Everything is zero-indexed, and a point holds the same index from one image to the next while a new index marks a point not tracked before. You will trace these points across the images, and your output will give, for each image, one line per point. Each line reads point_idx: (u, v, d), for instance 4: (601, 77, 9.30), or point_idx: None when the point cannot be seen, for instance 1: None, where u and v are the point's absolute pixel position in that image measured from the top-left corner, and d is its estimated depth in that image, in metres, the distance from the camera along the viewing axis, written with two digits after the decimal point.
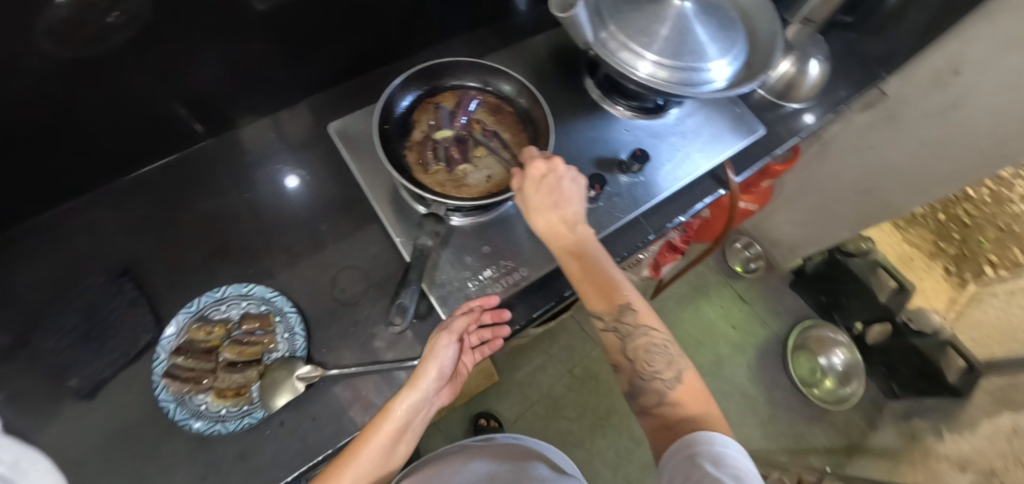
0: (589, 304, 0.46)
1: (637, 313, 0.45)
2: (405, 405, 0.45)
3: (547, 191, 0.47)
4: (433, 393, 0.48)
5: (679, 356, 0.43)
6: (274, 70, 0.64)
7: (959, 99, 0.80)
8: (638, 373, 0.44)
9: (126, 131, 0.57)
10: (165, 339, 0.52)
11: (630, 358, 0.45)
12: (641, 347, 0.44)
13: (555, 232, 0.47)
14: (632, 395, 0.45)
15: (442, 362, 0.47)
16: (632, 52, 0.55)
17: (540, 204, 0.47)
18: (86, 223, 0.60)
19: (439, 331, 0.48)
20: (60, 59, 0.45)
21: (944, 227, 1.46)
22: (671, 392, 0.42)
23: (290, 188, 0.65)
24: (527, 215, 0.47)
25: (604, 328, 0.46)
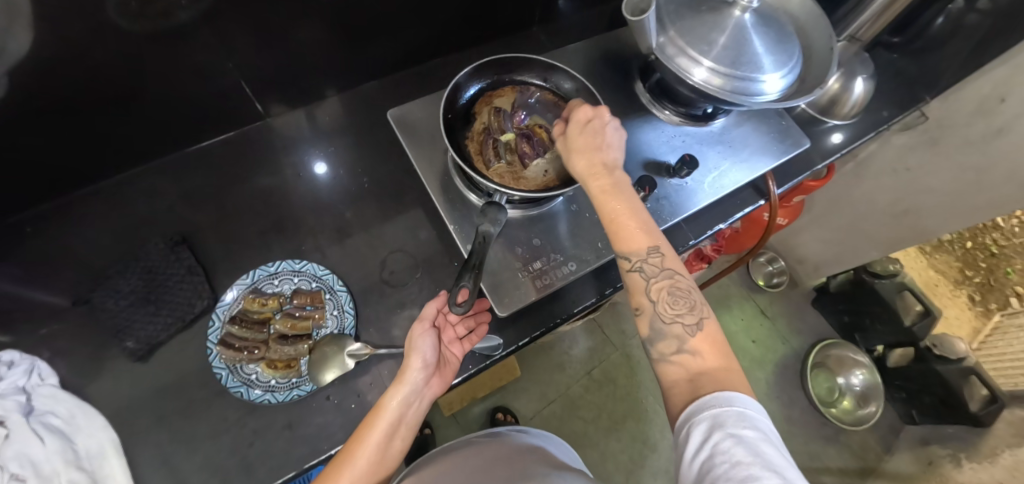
0: (618, 243, 0.44)
1: (665, 257, 0.43)
2: (397, 400, 0.43)
3: (590, 134, 0.47)
4: (422, 383, 0.45)
5: (701, 303, 0.43)
6: (335, 55, 0.66)
7: (1005, 127, 0.80)
8: (658, 316, 0.43)
9: (191, 105, 0.60)
10: (221, 308, 0.54)
11: (654, 300, 0.43)
12: (664, 289, 0.43)
13: (593, 170, 0.46)
14: (649, 341, 0.43)
15: (424, 353, 0.45)
16: (690, 58, 0.56)
17: (581, 146, 0.47)
18: (146, 191, 0.62)
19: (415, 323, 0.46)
20: (132, 31, 0.48)
21: (971, 255, 1.51)
22: (690, 340, 0.41)
23: (315, 175, 0.66)
24: (568, 156, 0.47)
25: (630, 267, 0.44)
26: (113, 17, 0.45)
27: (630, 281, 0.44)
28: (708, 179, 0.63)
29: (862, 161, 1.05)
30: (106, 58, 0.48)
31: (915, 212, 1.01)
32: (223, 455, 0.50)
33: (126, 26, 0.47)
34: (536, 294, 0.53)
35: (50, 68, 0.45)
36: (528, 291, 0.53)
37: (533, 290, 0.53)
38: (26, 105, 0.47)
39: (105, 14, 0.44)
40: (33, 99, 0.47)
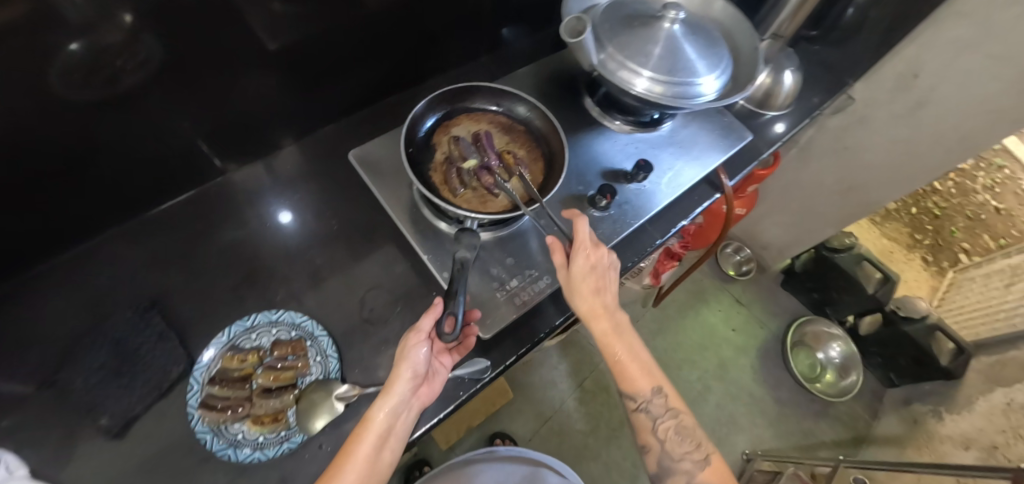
0: (624, 386, 0.52)
1: (667, 396, 0.51)
2: (385, 410, 0.43)
3: (595, 280, 0.51)
4: (411, 393, 0.45)
5: (706, 440, 0.50)
6: (290, 103, 0.67)
7: (923, 99, 0.87)
8: (666, 454, 0.50)
9: (151, 169, 0.60)
10: (198, 371, 0.52)
11: (660, 437, 0.50)
12: (670, 428, 0.50)
13: (598, 315, 0.51)
14: (659, 473, 0.50)
15: (416, 363, 0.45)
16: (630, 70, 0.60)
17: (586, 292, 0.51)
18: (108, 260, 0.61)
19: (409, 333, 0.46)
20: (80, 104, 0.47)
21: (917, 220, 1.65)
22: (698, 476, 0.48)
23: (286, 225, 0.66)
24: (571, 298, 0.51)
25: (636, 407, 0.51)
26: (59, 91, 0.45)
27: (638, 421, 0.51)
28: (665, 180, 0.66)
29: (804, 145, 1.12)
30: (56, 132, 0.48)
31: (859, 187, 1.08)
32: None
33: (74, 98, 0.47)
34: (517, 312, 0.53)
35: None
36: (508, 310, 0.53)
37: (513, 308, 0.54)
38: None
39: (51, 89, 0.44)
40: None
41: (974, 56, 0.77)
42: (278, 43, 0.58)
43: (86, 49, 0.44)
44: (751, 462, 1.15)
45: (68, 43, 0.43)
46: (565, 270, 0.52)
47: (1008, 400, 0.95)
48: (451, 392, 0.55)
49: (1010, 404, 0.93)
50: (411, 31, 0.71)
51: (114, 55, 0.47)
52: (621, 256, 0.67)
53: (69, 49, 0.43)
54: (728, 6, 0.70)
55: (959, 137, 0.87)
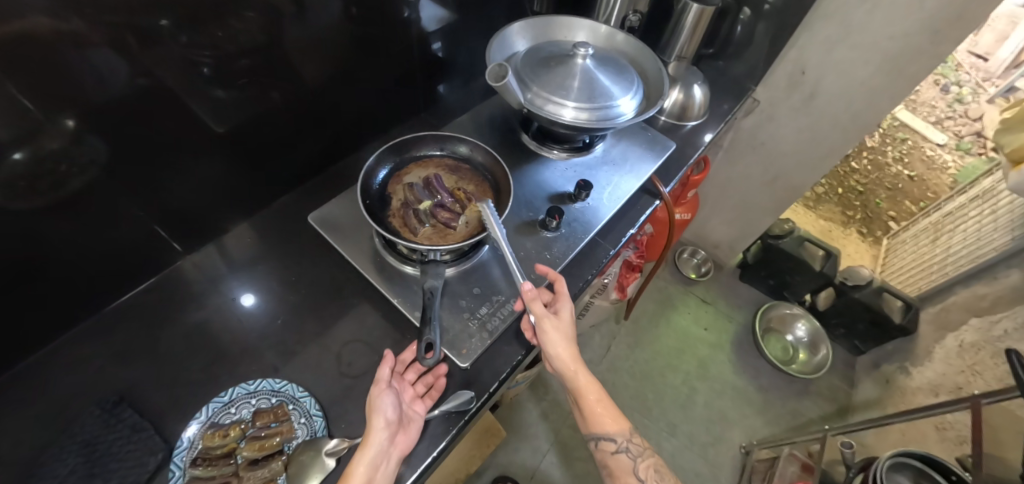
0: (602, 430, 0.59)
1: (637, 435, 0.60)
2: (364, 463, 0.46)
3: (565, 331, 0.58)
4: (387, 443, 0.48)
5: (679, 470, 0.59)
6: (244, 179, 0.70)
7: (814, 91, 1.01)
8: None
9: (109, 262, 0.60)
10: (179, 455, 0.51)
11: (641, 476, 0.57)
12: (648, 464, 0.58)
13: (574, 364, 0.58)
14: None
15: (385, 411, 0.49)
16: (556, 103, 0.67)
17: (563, 339, 0.57)
18: (68, 363, 0.60)
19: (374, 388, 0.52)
20: (28, 212, 0.49)
21: (845, 198, 1.82)
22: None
23: (247, 305, 0.66)
24: (554, 344, 0.57)
25: (615, 449, 0.58)
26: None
27: (619, 462, 0.58)
28: (606, 195, 0.72)
29: (728, 147, 1.24)
30: (9, 241, 0.49)
31: (782, 177, 1.19)
32: None
33: (19, 206, 0.48)
34: (491, 337, 0.56)
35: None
36: (482, 337, 0.56)
37: (487, 333, 0.56)
38: None
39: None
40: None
41: (844, 49, 0.92)
42: (224, 127, 0.62)
43: (28, 158, 0.46)
44: (750, 453, 1.17)
45: (11, 153, 0.45)
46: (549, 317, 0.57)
47: (959, 342, 1.03)
48: (442, 429, 0.54)
49: (961, 346, 1.02)
50: (352, 99, 0.77)
51: (57, 162, 0.49)
52: (579, 271, 0.70)
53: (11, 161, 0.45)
54: (630, 38, 0.80)
55: (850, 118, 1.00)
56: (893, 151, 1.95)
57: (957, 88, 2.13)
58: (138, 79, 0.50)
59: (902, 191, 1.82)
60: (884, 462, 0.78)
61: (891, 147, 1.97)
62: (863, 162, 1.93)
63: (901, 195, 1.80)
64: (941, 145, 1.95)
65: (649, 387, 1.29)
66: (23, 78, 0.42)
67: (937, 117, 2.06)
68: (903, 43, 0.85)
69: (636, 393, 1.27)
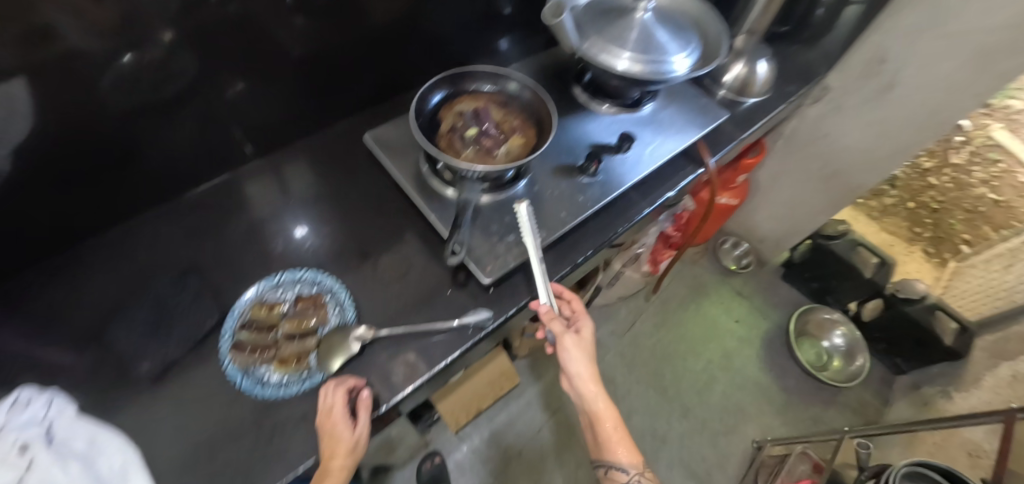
0: (618, 458, 0.60)
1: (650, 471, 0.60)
2: None
3: (586, 351, 0.61)
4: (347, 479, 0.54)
5: None
6: (312, 100, 0.76)
7: (893, 82, 0.94)
8: None
9: (191, 153, 0.69)
10: (230, 321, 0.59)
11: None
12: None
13: (593, 385, 0.60)
14: None
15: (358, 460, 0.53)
16: (611, 54, 0.68)
17: (585, 358, 0.60)
18: (151, 234, 0.69)
19: (348, 444, 0.51)
20: (127, 107, 0.57)
21: (916, 214, 1.69)
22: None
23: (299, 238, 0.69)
24: (565, 356, 0.60)
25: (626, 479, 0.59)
26: (103, 95, 0.53)
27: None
28: (647, 152, 0.72)
29: (788, 137, 1.18)
30: (112, 125, 0.57)
31: (842, 173, 1.14)
32: (242, 458, 0.52)
33: (120, 103, 0.56)
34: (517, 260, 0.59)
35: (66, 130, 0.53)
36: (507, 259, 0.59)
37: (513, 257, 0.60)
38: (47, 162, 0.54)
39: (97, 90, 0.52)
40: (46, 160, 0.54)
41: (932, 39, 0.85)
42: (302, 51, 0.67)
43: (133, 63, 0.53)
44: (762, 448, 1.15)
45: (120, 58, 0.51)
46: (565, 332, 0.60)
47: (1012, 372, 0.96)
48: (460, 340, 0.60)
49: (1014, 375, 0.95)
50: (416, 40, 0.81)
51: (154, 69, 0.55)
52: (611, 222, 0.71)
53: (118, 63, 0.52)
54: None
55: (928, 115, 0.93)
56: None
57: None
58: (230, 6, 0.55)
59: None
60: (900, 469, 0.77)
61: None
62: None
63: None
64: None
65: (668, 367, 1.29)
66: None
67: None
68: (1001, 36, 0.77)
69: (654, 370, 1.28)
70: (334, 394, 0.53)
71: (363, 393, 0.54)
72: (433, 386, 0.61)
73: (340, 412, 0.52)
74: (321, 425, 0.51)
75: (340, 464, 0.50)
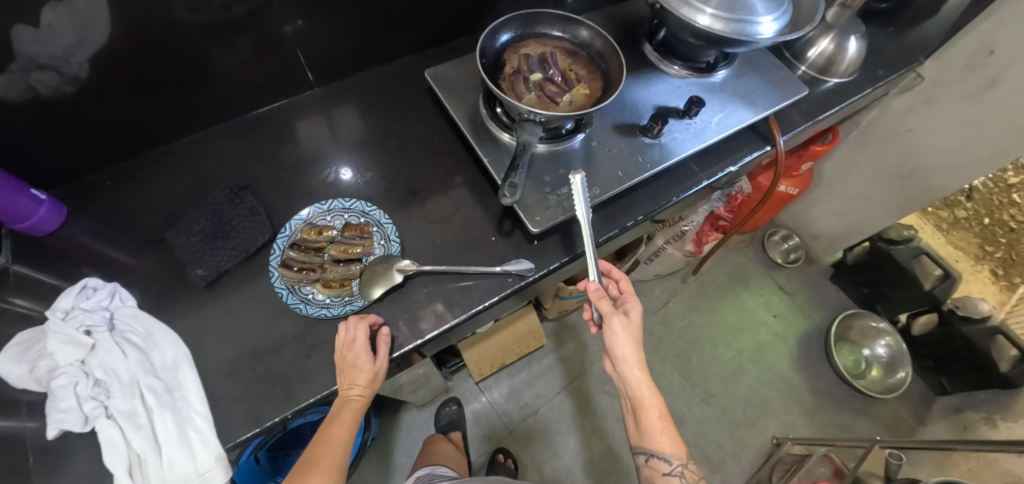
0: (661, 447, 0.55)
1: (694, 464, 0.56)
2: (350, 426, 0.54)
3: (634, 334, 0.56)
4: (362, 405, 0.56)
5: None
6: (374, 34, 0.74)
7: (998, 77, 0.85)
8: None
9: (254, 75, 0.69)
10: (281, 239, 0.60)
11: None
12: None
13: (639, 371, 0.55)
14: None
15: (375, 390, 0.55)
16: (692, 8, 0.63)
17: (633, 342, 0.56)
18: (213, 149, 0.71)
19: (366, 376, 0.52)
20: (199, 23, 0.58)
21: (989, 231, 1.53)
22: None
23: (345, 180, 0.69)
24: (612, 338, 0.56)
25: (668, 470, 0.55)
26: (177, 4, 0.54)
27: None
28: (715, 120, 0.68)
29: (866, 129, 1.10)
30: (184, 38, 0.58)
31: (921, 173, 1.05)
32: (285, 366, 0.55)
33: (194, 19, 0.57)
34: (566, 214, 0.58)
35: (140, 34, 0.55)
36: (557, 211, 0.58)
37: (563, 210, 0.58)
38: (122, 65, 0.57)
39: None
40: (121, 61, 0.56)
41: None
42: None
43: None
44: (780, 445, 1.13)
45: None
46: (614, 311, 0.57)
47: None
48: (499, 286, 0.60)
49: None
50: None
51: None
52: (666, 190, 0.68)
53: None
54: None
55: None
56: None
57: None
58: None
59: None
60: None
61: None
62: None
63: None
64: None
65: (695, 352, 1.27)
66: None
67: None
68: None
69: (681, 353, 1.26)
70: (356, 329, 0.53)
71: (382, 330, 0.54)
72: (465, 329, 0.62)
73: (361, 347, 0.53)
74: (342, 357, 0.52)
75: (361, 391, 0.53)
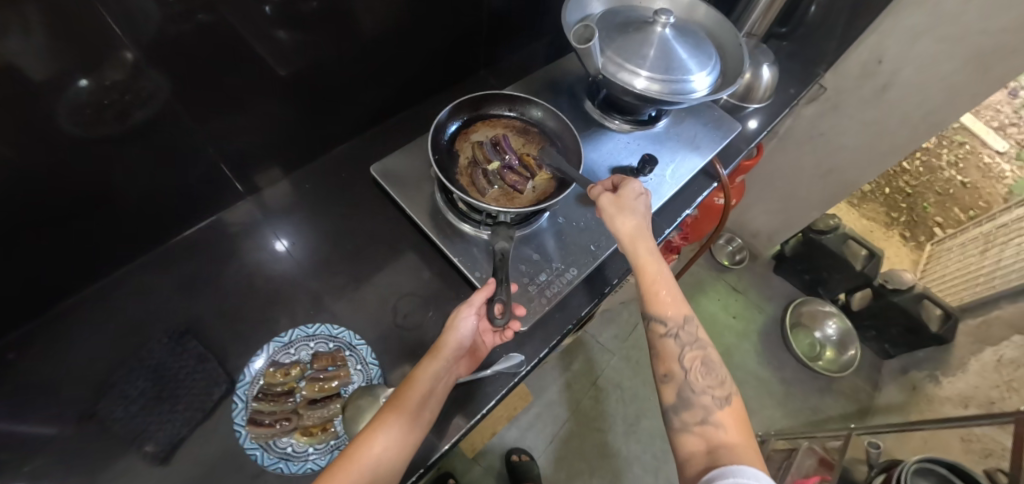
0: (654, 308, 0.51)
1: (696, 328, 0.51)
2: (429, 373, 0.47)
3: (631, 208, 0.55)
4: (452, 364, 0.50)
5: (728, 380, 0.49)
6: (302, 125, 0.69)
7: (888, 83, 0.96)
8: (688, 384, 0.48)
9: (175, 193, 0.61)
10: (242, 388, 0.53)
11: (685, 367, 0.49)
12: (696, 359, 0.50)
13: (638, 241, 0.53)
14: (675, 408, 0.47)
15: (462, 336, 0.50)
16: (629, 72, 0.64)
17: (625, 211, 0.55)
18: (138, 288, 0.62)
19: (460, 306, 0.51)
20: (94, 139, 0.49)
21: (891, 199, 1.76)
22: (718, 415, 0.46)
23: (283, 250, 0.66)
24: (612, 220, 0.55)
25: (665, 333, 0.51)
26: (67, 127, 0.46)
27: (665, 347, 0.50)
28: (668, 172, 0.70)
29: (783, 135, 1.19)
30: (80, 164, 0.50)
31: (838, 169, 1.15)
32: None
33: (86, 135, 0.48)
34: (549, 304, 0.56)
35: (23, 178, 0.46)
36: (541, 303, 0.56)
37: (546, 301, 0.56)
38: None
39: (57, 125, 0.45)
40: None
41: (928, 41, 0.86)
42: (288, 69, 0.61)
43: (93, 85, 0.46)
44: (766, 441, 1.20)
45: (76, 80, 0.44)
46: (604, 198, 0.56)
47: (998, 356, 1.02)
48: (492, 389, 0.56)
49: (999, 360, 1.01)
50: (414, 57, 0.75)
51: (119, 93, 0.48)
52: None
53: (77, 86, 0.45)
54: (710, 9, 0.74)
55: (923, 114, 0.95)
56: (949, 155, 1.82)
57: None
58: (195, 13, 0.47)
59: (952, 198, 1.73)
60: (910, 466, 0.79)
61: (946, 150, 1.84)
62: (915, 163, 1.82)
63: (950, 201, 1.73)
64: (1000, 153, 1.80)
65: None
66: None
67: (1001, 122, 1.88)
68: (999, 39, 0.78)
69: None
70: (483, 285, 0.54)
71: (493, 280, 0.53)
72: None
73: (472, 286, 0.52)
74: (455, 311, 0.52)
75: (456, 331, 0.49)
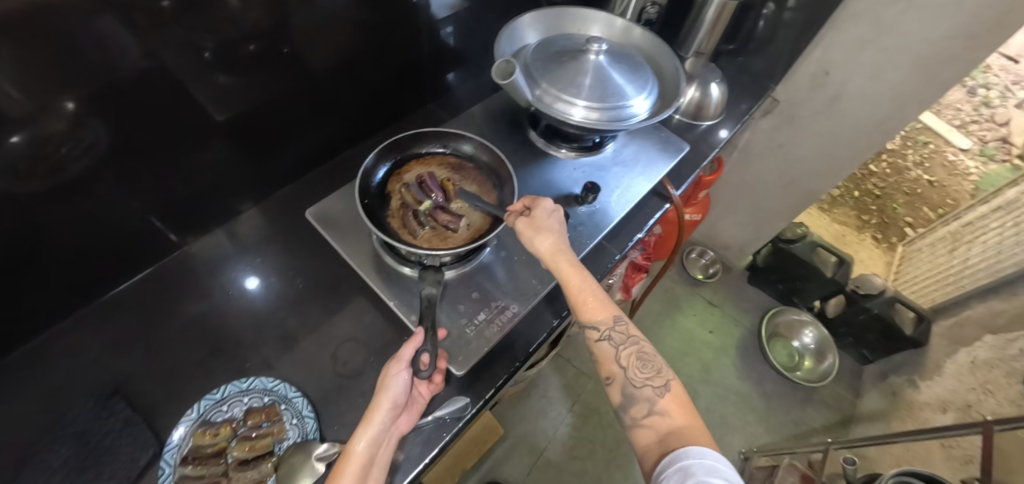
0: (586, 315, 0.50)
1: (628, 324, 0.51)
2: (366, 439, 0.43)
3: (547, 222, 0.53)
4: (391, 423, 0.46)
5: (665, 367, 0.49)
6: (240, 170, 0.67)
7: (838, 93, 0.97)
8: (630, 381, 0.48)
9: (104, 249, 0.59)
10: (169, 452, 0.51)
11: (624, 365, 0.49)
12: (632, 354, 0.50)
13: (558, 255, 0.52)
14: (623, 406, 0.48)
15: (395, 392, 0.46)
16: (565, 102, 0.64)
17: (545, 229, 0.53)
18: (69, 348, 0.59)
19: (389, 363, 0.47)
20: (21, 194, 0.47)
21: (861, 202, 1.78)
22: (661, 403, 0.46)
23: (251, 289, 0.66)
24: (530, 238, 0.53)
25: (599, 337, 0.50)
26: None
27: (602, 351, 0.50)
28: (615, 197, 0.69)
29: (743, 149, 1.20)
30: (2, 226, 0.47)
31: (799, 179, 1.16)
32: None
33: (12, 189, 0.46)
34: (490, 344, 0.54)
35: None
36: (479, 344, 0.54)
37: (485, 342, 0.54)
38: None
39: None
40: None
41: (872, 51, 0.87)
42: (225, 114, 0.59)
43: (28, 141, 0.44)
44: (749, 459, 1.17)
45: (11, 136, 0.43)
46: (524, 219, 0.54)
47: (971, 358, 1.00)
48: (435, 436, 0.54)
49: (973, 362, 0.99)
50: (355, 96, 0.74)
51: (56, 144, 0.47)
52: None
53: (11, 142, 0.43)
54: (647, 32, 0.75)
55: (874, 121, 0.95)
56: (914, 155, 1.86)
57: (984, 91, 2.01)
58: (139, 61, 0.47)
59: (921, 197, 1.75)
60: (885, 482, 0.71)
61: (911, 150, 1.88)
62: (882, 165, 1.85)
63: (919, 201, 1.75)
64: (964, 151, 1.84)
65: None
66: (18, 57, 0.40)
67: (961, 121, 1.94)
68: (942, 46, 0.79)
69: None
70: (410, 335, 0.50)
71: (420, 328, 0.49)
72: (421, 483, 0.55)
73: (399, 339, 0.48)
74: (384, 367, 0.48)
75: (388, 389, 0.46)
